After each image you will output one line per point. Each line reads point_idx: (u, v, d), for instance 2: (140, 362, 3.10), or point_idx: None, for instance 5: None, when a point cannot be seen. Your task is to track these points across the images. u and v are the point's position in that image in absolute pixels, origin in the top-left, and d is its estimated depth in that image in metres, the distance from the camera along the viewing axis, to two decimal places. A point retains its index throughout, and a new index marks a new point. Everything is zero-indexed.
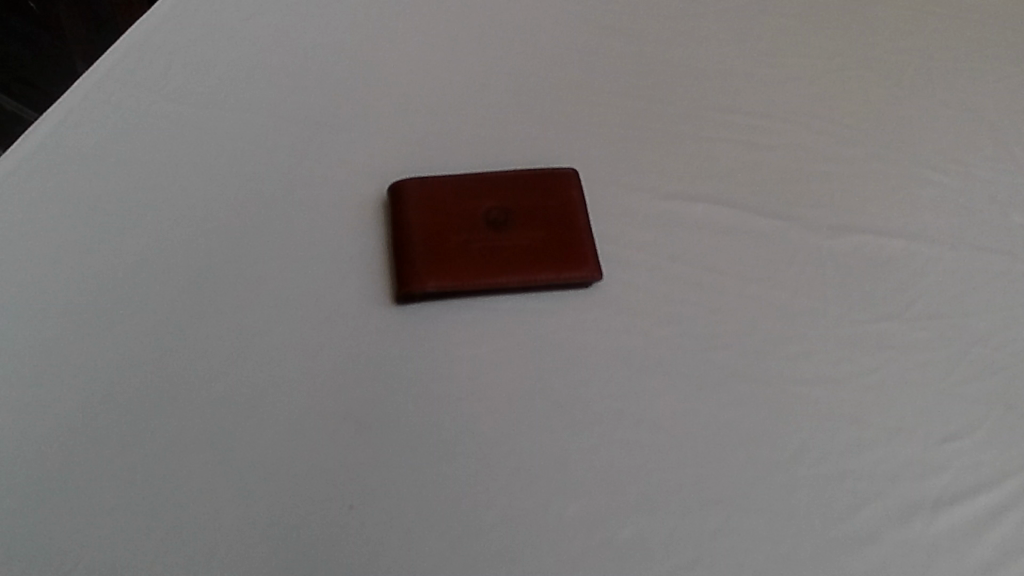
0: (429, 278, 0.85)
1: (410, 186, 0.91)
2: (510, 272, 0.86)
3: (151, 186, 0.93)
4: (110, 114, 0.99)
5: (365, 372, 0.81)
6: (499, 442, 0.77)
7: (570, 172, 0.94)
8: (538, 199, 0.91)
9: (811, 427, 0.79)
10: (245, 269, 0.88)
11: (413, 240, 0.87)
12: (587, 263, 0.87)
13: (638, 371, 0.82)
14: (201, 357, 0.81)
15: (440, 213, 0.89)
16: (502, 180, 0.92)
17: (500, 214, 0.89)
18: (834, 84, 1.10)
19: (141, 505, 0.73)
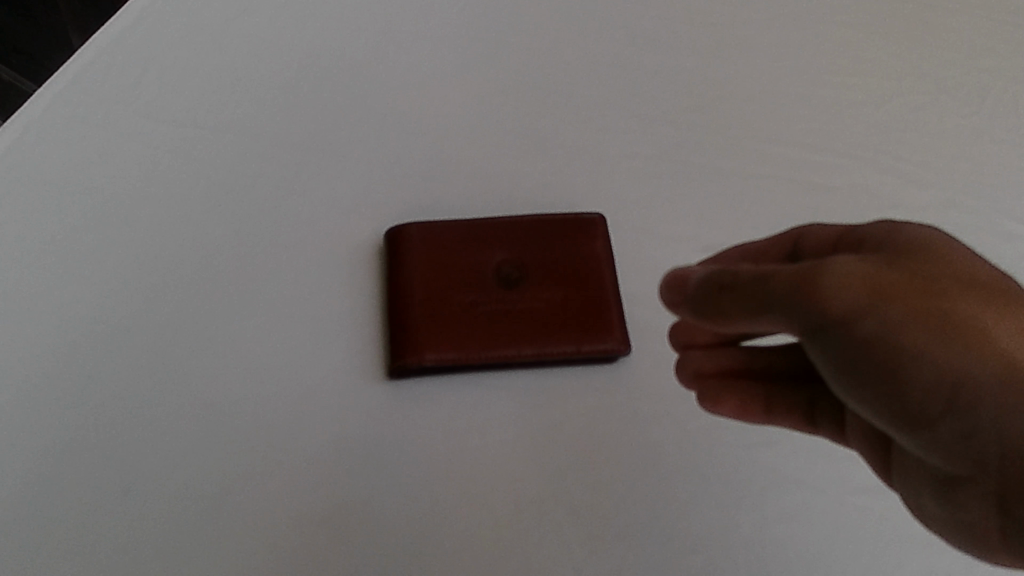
0: (426, 348, 0.73)
1: (412, 229, 0.79)
2: (520, 344, 0.74)
3: (105, 221, 0.80)
4: (73, 129, 0.86)
5: (349, 463, 0.70)
6: (503, 560, 0.66)
7: (597, 219, 0.81)
8: (557, 254, 0.78)
9: (872, 554, 0.67)
10: (218, 328, 0.75)
11: (410, 300, 0.75)
12: (612, 335, 0.75)
13: (669, 473, 0.70)
14: (159, 444, 0.70)
15: (443, 268, 0.77)
16: (516, 228, 0.79)
17: (512, 273, 0.77)
18: (905, 111, 0.95)
19: None
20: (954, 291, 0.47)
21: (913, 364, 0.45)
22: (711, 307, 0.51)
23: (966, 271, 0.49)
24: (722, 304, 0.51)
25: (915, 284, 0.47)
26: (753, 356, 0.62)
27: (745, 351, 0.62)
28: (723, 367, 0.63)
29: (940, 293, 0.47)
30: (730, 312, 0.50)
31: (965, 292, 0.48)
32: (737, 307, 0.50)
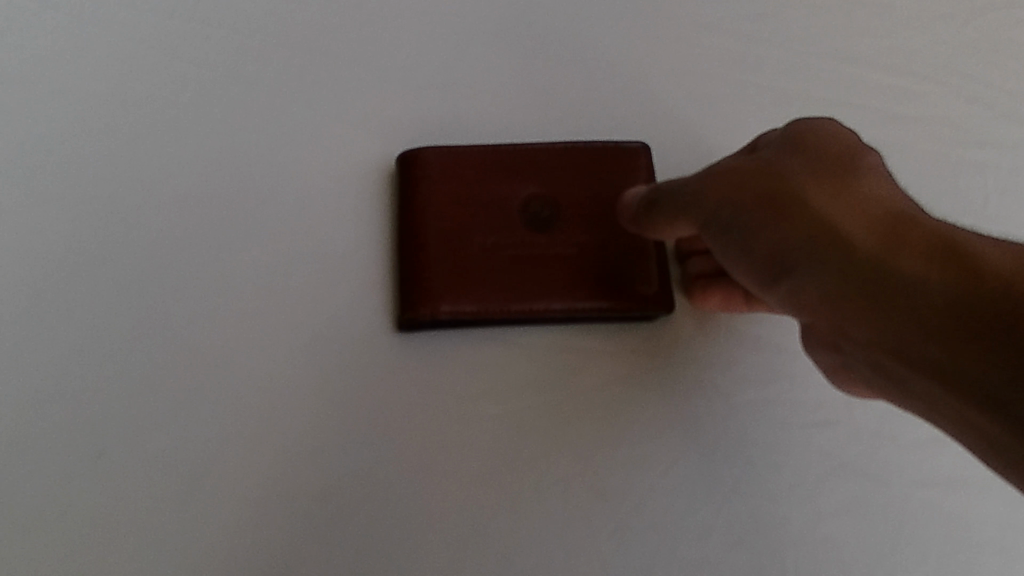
0: (443, 298, 0.64)
1: (429, 151, 0.68)
2: (550, 298, 0.64)
3: (72, 129, 0.70)
4: (41, 19, 0.74)
5: (351, 432, 0.62)
6: (521, 549, 0.59)
7: (642, 149, 0.70)
8: (595, 191, 0.68)
9: (940, 559, 0.60)
10: (206, 268, 0.66)
11: (426, 240, 0.65)
12: (654, 290, 0.65)
13: (713, 453, 0.62)
14: (140, 403, 0.62)
15: (462, 199, 0.67)
16: (547, 156, 0.68)
17: (543, 211, 0.67)
18: (1005, 20, 0.82)
19: None
20: (811, 174, 0.52)
21: (757, 238, 0.51)
22: (641, 222, 0.60)
23: (818, 149, 0.54)
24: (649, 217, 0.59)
25: (763, 170, 0.53)
26: None
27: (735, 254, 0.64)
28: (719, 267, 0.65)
29: (792, 177, 0.52)
30: (654, 223, 0.59)
31: (817, 173, 0.52)
32: (658, 218, 0.58)
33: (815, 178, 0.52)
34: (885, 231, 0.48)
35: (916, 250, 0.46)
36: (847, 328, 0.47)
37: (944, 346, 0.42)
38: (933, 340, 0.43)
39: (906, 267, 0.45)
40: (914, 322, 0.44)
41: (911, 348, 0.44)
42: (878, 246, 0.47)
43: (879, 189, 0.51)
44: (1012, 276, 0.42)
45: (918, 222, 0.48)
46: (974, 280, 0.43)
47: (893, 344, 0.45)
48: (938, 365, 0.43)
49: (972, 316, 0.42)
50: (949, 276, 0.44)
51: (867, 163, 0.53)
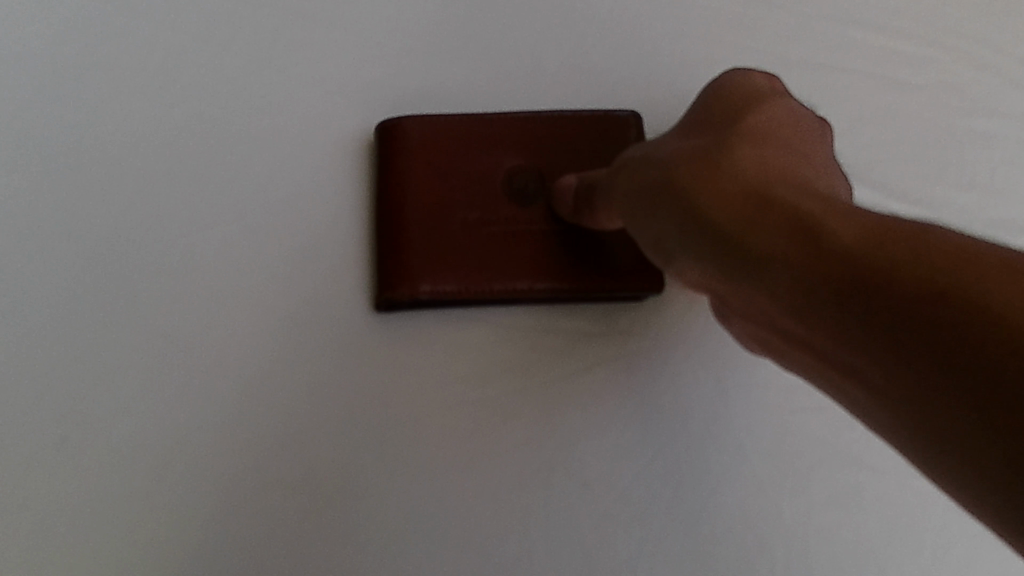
0: (421, 279, 0.61)
1: (407, 122, 0.65)
2: (533, 278, 0.61)
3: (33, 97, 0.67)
4: None
5: (325, 417, 0.60)
6: (500, 541, 0.57)
7: (633, 118, 0.66)
8: (583, 164, 0.64)
9: (935, 552, 0.57)
10: (174, 245, 0.64)
11: (404, 216, 0.62)
12: (646, 266, 0.61)
13: (701, 441, 0.59)
14: (107, 385, 0.60)
15: (440, 173, 0.64)
16: (531, 127, 0.65)
17: (527, 185, 0.64)
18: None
19: None
20: (698, 149, 0.48)
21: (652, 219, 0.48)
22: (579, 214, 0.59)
23: (714, 126, 0.51)
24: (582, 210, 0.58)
25: (653, 154, 0.50)
26: None
27: None
28: None
29: (676, 154, 0.48)
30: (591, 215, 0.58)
31: (703, 149, 0.48)
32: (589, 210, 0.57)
33: (696, 154, 0.48)
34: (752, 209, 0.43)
35: (776, 231, 0.42)
36: (745, 306, 0.46)
37: (817, 326, 0.39)
38: (809, 322, 0.40)
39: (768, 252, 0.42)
40: (789, 308, 0.41)
41: (796, 328, 0.41)
42: (739, 217, 0.43)
43: (752, 150, 0.47)
44: (861, 259, 0.38)
45: (781, 187, 0.44)
46: (821, 251, 0.39)
47: (785, 326, 0.43)
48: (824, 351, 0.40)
49: (828, 304, 0.39)
50: (805, 248, 0.40)
51: (754, 126, 0.50)
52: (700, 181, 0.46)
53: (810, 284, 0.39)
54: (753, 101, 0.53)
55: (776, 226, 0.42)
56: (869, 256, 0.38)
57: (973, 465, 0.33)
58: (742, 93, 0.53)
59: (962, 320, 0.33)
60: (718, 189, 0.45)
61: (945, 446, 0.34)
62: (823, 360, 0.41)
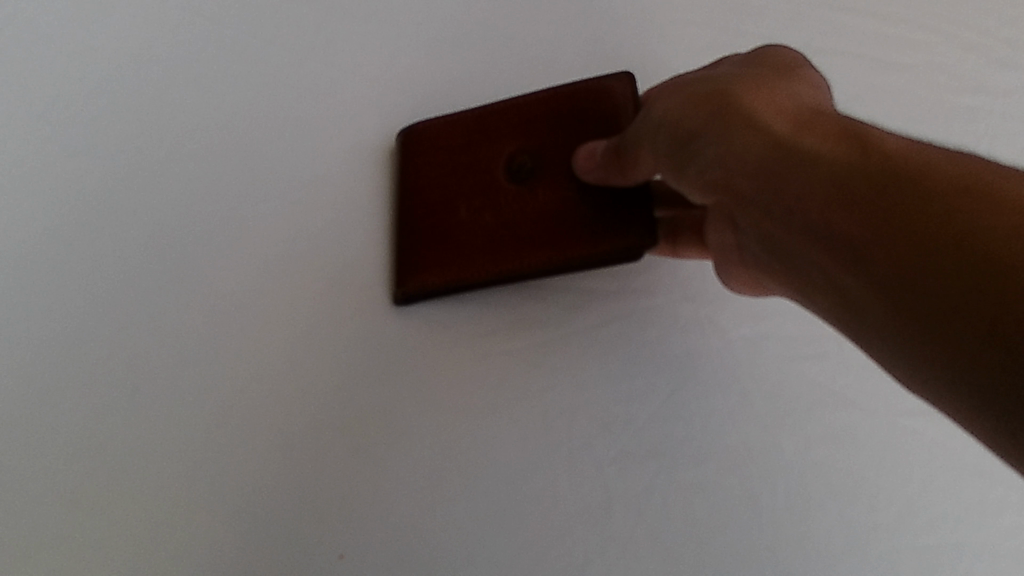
0: (429, 270, 0.66)
1: (425, 125, 0.71)
2: (528, 252, 0.64)
3: (96, 81, 0.74)
4: None
5: (368, 366, 0.66)
6: (527, 472, 0.63)
7: (625, 78, 0.69)
8: (578, 131, 0.68)
9: (923, 481, 0.63)
10: (232, 213, 0.70)
11: (417, 210, 0.68)
12: (634, 224, 0.64)
13: (708, 385, 0.65)
14: (175, 337, 0.66)
15: (448, 168, 0.69)
16: (528, 110, 0.70)
17: (524, 164, 0.68)
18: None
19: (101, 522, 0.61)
20: (751, 80, 0.56)
21: (686, 130, 0.55)
22: (616, 160, 0.61)
23: (771, 66, 0.59)
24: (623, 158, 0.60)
25: (710, 78, 0.57)
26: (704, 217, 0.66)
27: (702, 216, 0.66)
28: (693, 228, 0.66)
29: (731, 82, 0.56)
30: (628, 160, 0.60)
31: (758, 80, 0.56)
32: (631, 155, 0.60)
33: (754, 82, 0.55)
34: (800, 120, 0.51)
35: (818, 134, 0.49)
36: (746, 195, 0.52)
37: (829, 211, 0.46)
38: (821, 207, 0.46)
39: (807, 142, 0.49)
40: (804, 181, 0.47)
41: (800, 214, 0.48)
42: (785, 129, 0.51)
43: (802, 94, 0.55)
44: (896, 153, 0.45)
45: (824, 116, 0.51)
46: (859, 147, 0.47)
47: (784, 204, 0.49)
48: (818, 221, 0.47)
49: (851, 175, 0.46)
50: (841, 155, 0.47)
51: (805, 77, 0.58)
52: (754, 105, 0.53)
53: (837, 178, 0.46)
54: (801, 65, 0.60)
55: (823, 135, 0.49)
56: (903, 154, 0.45)
57: (956, 301, 0.39)
58: (790, 55, 0.61)
59: (982, 201, 0.41)
60: (768, 112, 0.52)
61: (930, 278, 0.40)
62: (811, 236, 0.47)
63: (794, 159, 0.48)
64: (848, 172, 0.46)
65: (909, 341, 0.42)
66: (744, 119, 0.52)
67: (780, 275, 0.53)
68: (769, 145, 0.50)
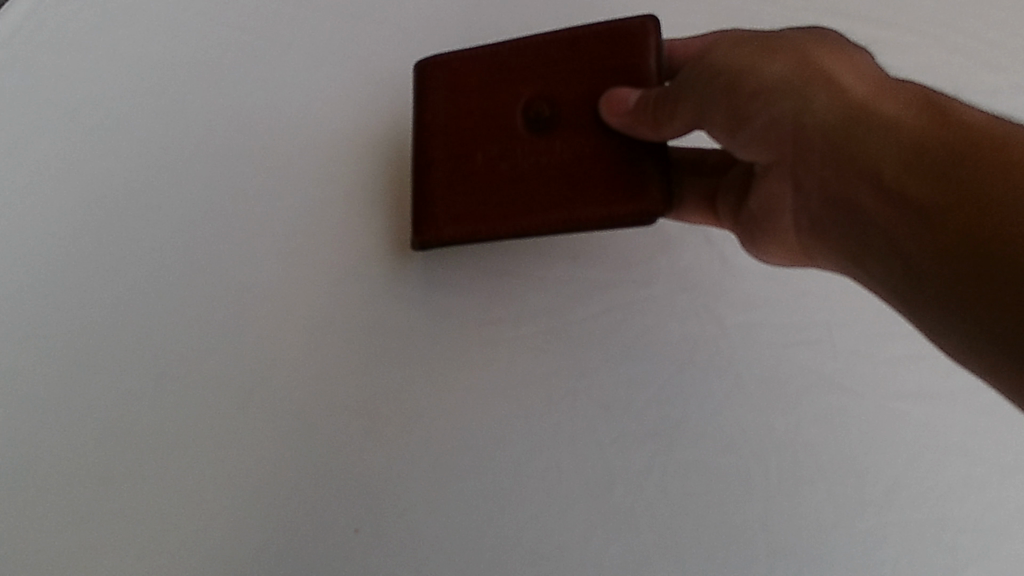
0: (445, 220, 0.65)
1: (441, 58, 0.68)
2: (543, 211, 0.63)
3: (112, 63, 0.76)
4: None
5: (381, 353, 0.69)
6: (533, 453, 0.66)
7: (650, 23, 0.65)
8: (597, 82, 0.65)
9: (909, 460, 0.66)
10: (253, 207, 0.73)
11: (431, 156, 0.67)
12: (651, 188, 0.63)
13: (705, 370, 0.69)
14: (200, 326, 0.69)
15: (465, 109, 0.67)
16: (548, 52, 0.66)
17: (542, 111, 0.65)
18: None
19: (132, 500, 0.65)
20: (822, 41, 0.59)
21: (746, 82, 0.58)
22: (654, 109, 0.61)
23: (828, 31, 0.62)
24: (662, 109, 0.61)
25: (780, 34, 0.60)
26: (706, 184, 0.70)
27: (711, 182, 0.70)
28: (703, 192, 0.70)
29: (804, 40, 0.59)
30: (668, 110, 0.61)
31: (829, 42, 0.59)
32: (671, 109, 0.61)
33: (825, 44, 0.59)
34: (880, 88, 0.55)
35: (899, 103, 0.54)
36: (816, 150, 0.56)
37: (905, 175, 0.51)
38: (896, 169, 0.52)
39: (891, 108, 0.54)
40: (891, 141, 0.52)
41: (873, 173, 0.53)
42: (866, 96, 0.55)
43: (868, 61, 0.59)
44: (978, 128, 0.51)
45: (900, 87, 0.56)
46: (943, 119, 0.52)
47: (860, 160, 0.53)
48: (897, 179, 0.52)
49: (937, 143, 0.51)
50: (920, 124, 0.52)
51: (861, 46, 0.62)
52: (831, 66, 0.57)
53: (914, 146, 0.51)
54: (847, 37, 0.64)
55: (905, 105, 0.54)
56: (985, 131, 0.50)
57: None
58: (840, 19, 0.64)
59: None
60: (844, 75, 0.56)
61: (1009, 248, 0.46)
62: (881, 192, 0.52)
63: (883, 120, 0.53)
64: (934, 139, 0.51)
65: (971, 295, 0.48)
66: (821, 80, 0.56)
67: (823, 234, 0.59)
68: (853, 107, 0.54)
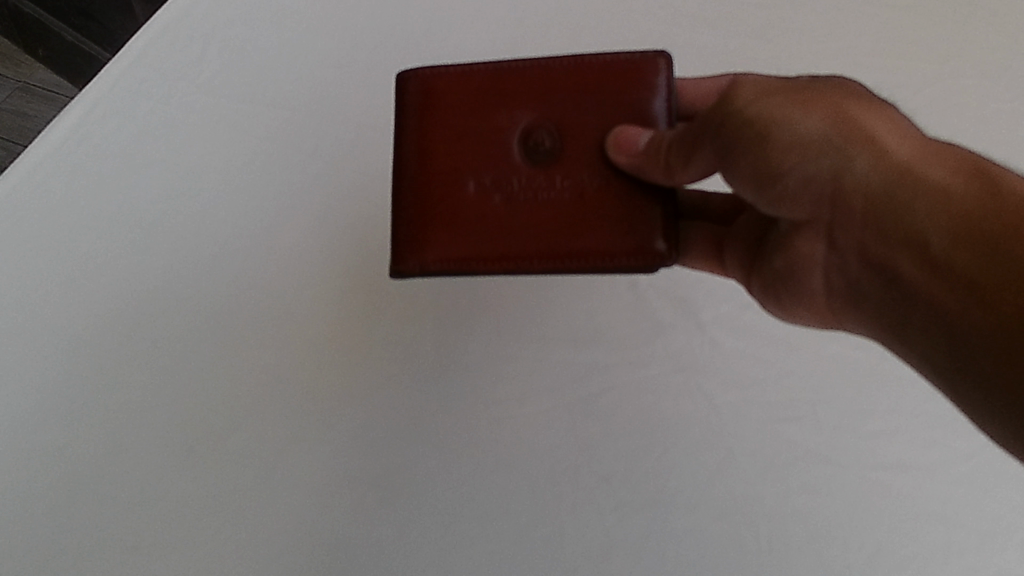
0: (429, 248, 0.61)
1: (435, 72, 0.64)
2: (545, 257, 0.60)
3: (142, 169, 0.83)
4: (143, 88, 0.85)
5: (395, 431, 0.75)
6: (535, 523, 0.72)
7: (661, 60, 0.62)
8: (601, 116, 0.61)
9: (891, 526, 0.70)
10: (279, 297, 0.79)
11: (419, 181, 0.62)
12: (654, 232, 0.60)
13: (697, 445, 0.74)
14: (230, 408, 0.76)
15: (458, 132, 0.62)
16: (552, 79, 0.62)
17: (542, 144, 0.61)
18: (965, 46, 0.90)
19: (169, 563, 0.72)
20: (857, 96, 0.57)
21: (779, 136, 0.55)
22: (673, 158, 0.58)
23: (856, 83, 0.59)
24: (675, 158, 0.58)
25: (809, 85, 0.57)
26: (705, 234, 0.71)
27: (709, 231, 0.71)
28: (708, 243, 0.71)
29: (836, 94, 0.56)
30: (685, 160, 0.58)
31: (857, 95, 0.57)
32: (682, 155, 0.58)
33: (857, 98, 0.57)
34: (917, 148, 0.54)
35: (942, 169, 0.53)
36: (838, 209, 0.55)
37: (954, 248, 0.50)
38: (945, 243, 0.50)
39: (939, 178, 0.52)
40: (946, 218, 0.50)
41: (922, 245, 0.51)
42: (907, 158, 0.53)
43: (904, 120, 0.57)
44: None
45: (938, 148, 0.54)
46: (990, 191, 0.51)
47: (899, 229, 0.52)
48: (945, 256, 0.50)
49: (985, 222, 0.49)
50: (969, 197, 0.51)
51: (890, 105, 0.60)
52: (872, 129, 0.55)
53: (965, 220, 0.50)
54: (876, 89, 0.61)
55: (948, 173, 0.52)
56: None
57: None
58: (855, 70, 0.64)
59: None
60: (885, 137, 0.54)
61: None
62: (922, 264, 0.51)
63: (931, 192, 0.51)
64: (988, 217, 0.50)
65: (994, 375, 0.48)
66: (857, 135, 0.54)
67: (855, 294, 0.59)
68: (895, 171, 0.53)
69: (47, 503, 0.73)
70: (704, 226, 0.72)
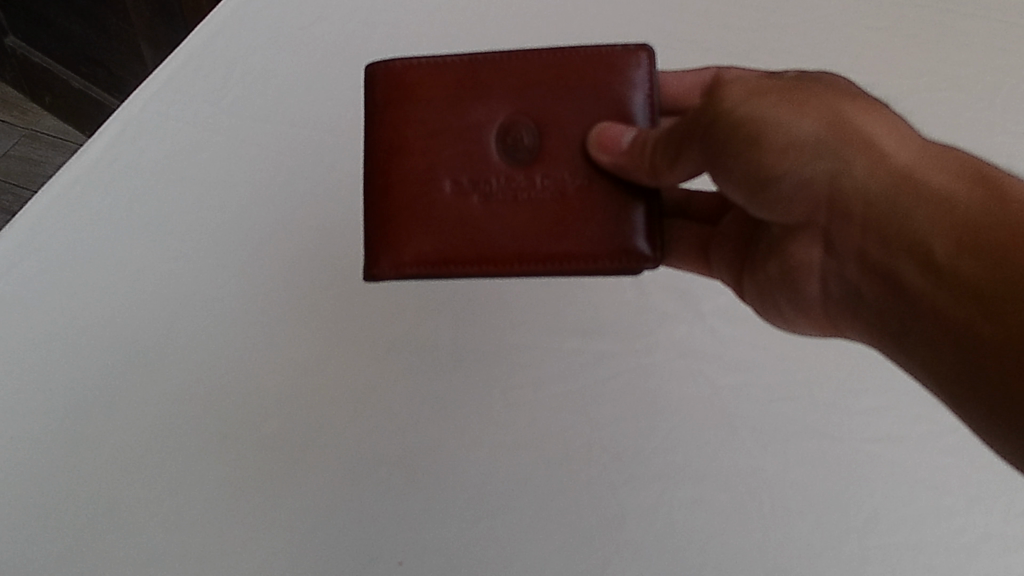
0: (405, 248, 0.65)
1: (414, 65, 0.67)
2: (532, 257, 0.64)
3: (178, 182, 0.89)
4: (179, 110, 0.92)
5: (416, 418, 0.80)
6: (551, 497, 0.76)
7: (642, 54, 0.66)
8: (579, 110, 0.65)
9: (883, 492, 0.75)
10: (307, 299, 0.85)
11: (395, 175, 0.66)
12: (630, 231, 0.64)
13: (701, 424, 0.79)
14: (262, 398, 0.81)
15: (439, 129, 0.66)
16: (529, 76, 0.66)
17: (521, 141, 0.65)
18: (938, 63, 0.97)
19: (205, 536, 0.75)
20: (858, 100, 0.59)
21: (769, 137, 0.58)
22: (661, 159, 0.62)
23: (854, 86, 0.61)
24: (660, 160, 0.62)
25: (809, 87, 0.60)
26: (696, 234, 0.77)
27: (701, 230, 0.77)
28: (698, 241, 0.77)
29: (836, 98, 0.59)
30: (671, 161, 0.62)
31: (860, 98, 0.59)
32: (667, 158, 0.62)
33: (859, 101, 0.59)
34: (915, 154, 0.57)
35: (940, 175, 0.55)
36: (834, 211, 0.58)
37: (954, 255, 0.52)
38: (947, 250, 0.52)
39: (941, 186, 0.54)
40: (945, 225, 0.53)
41: (924, 251, 0.54)
42: (902, 163, 0.56)
43: (905, 124, 0.59)
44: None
45: (933, 153, 0.57)
46: (989, 198, 0.53)
47: (901, 236, 0.55)
48: (946, 262, 0.52)
49: (987, 227, 0.52)
50: (974, 203, 0.53)
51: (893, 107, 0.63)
52: (869, 132, 0.57)
53: (963, 227, 0.52)
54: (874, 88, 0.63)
55: (947, 180, 0.55)
56: None
57: None
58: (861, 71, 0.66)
59: None
60: (883, 140, 0.57)
61: None
62: (921, 269, 0.54)
63: (933, 200, 0.54)
64: (989, 222, 0.52)
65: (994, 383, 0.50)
66: (850, 139, 0.57)
67: (851, 299, 0.62)
68: (893, 177, 0.55)
69: (90, 484, 0.77)
70: (695, 226, 0.77)
